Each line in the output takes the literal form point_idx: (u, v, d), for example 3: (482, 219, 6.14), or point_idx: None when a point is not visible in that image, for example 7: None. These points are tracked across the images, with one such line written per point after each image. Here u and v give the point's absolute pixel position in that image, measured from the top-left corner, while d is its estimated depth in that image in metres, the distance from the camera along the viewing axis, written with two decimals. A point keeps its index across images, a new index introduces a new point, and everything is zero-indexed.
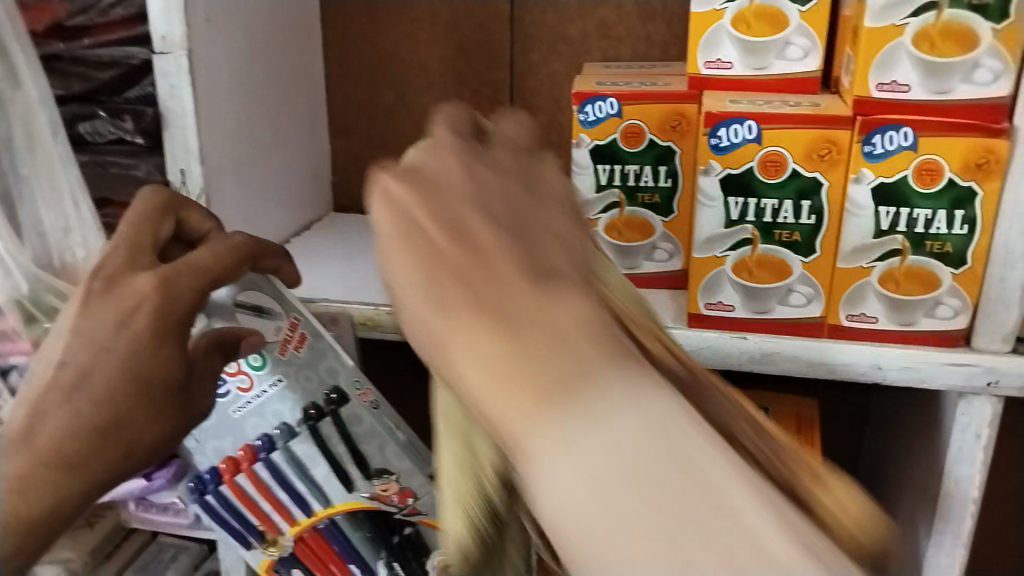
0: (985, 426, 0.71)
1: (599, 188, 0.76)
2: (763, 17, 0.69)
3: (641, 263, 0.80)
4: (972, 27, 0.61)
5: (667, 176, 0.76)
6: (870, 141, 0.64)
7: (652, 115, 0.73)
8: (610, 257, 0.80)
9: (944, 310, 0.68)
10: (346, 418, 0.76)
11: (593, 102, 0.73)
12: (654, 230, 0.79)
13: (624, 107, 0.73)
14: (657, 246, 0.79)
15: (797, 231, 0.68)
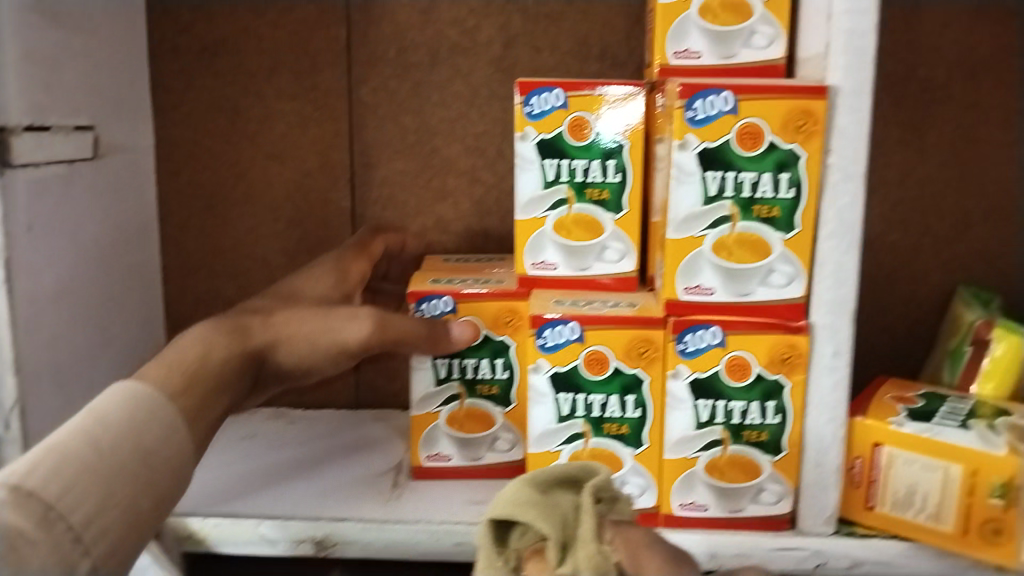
0: None
1: (438, 381, 0.76)
2: (579, 223, 0.74)
3: (483, 454, 0.78)
4: (763, 237, 0.66)
5: (505, 368, 0.76)
6: (683, 340, 0.68)
7: (485, 310, 0.75)
8: (452, 449, 0.78)
9: (768, 495, 0.71)
10: None
11: (427, 301, 0.75)
12: (494, 420, 0.77)
13: (459, 303, 0.75)
14: (499, 437, 0.78)
15: (625, 424, 0.71)
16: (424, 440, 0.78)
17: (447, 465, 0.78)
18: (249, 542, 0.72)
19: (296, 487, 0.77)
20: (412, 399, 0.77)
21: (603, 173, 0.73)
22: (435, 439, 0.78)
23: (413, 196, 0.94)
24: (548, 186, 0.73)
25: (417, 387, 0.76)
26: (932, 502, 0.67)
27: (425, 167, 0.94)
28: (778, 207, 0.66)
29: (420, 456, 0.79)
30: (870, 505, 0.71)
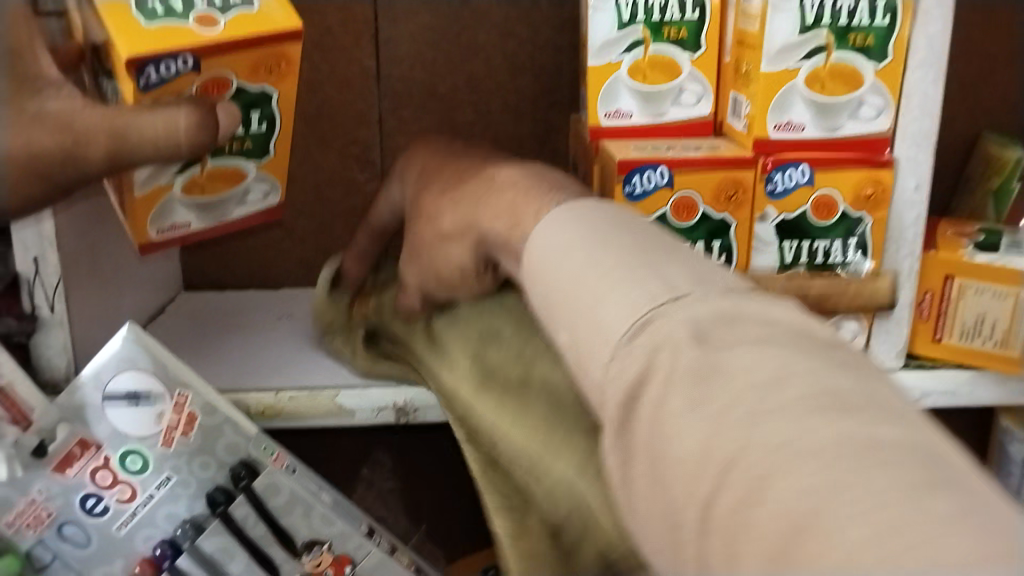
0: None
1: (153, 19, 0.57)
2: (655, 65, 0.71)
3: (232, 213, 0.68)
4: (857, 68, 0.65)
5: (263, 120, 0.65)
6: (772, 180, 0.67)
7: (242, 64, 0.60)
8: (190, 216, 0.67)
9: (843, 333, 0.72)
10: (263, 489, 0.68)
11: (155, 62, 0.56)
12: (246, 176, 0.67)
13: (204, 62, 0.58)
14: (250, 190, 0.68)
15: (247, 139, 0.65)
16: (155, 215, 0.65)
17: (187, 234, 0.67)
18: (325, 413, 0.70)
19: None
20: (135, 182, 0.62)
21: (681, 10, 0.70)
22: (170, 210, 0.65)
23: (441, 53, 0.89)
24: (623, 28, 0.70)
25: (139, 171, 0.61)
26: (1001, 330, 0.70)
27: (454, 20, 0.88)
28: (874, 36, 0.64)
29: (148, 234, 0.65)
30: (937, 338, 0.73)
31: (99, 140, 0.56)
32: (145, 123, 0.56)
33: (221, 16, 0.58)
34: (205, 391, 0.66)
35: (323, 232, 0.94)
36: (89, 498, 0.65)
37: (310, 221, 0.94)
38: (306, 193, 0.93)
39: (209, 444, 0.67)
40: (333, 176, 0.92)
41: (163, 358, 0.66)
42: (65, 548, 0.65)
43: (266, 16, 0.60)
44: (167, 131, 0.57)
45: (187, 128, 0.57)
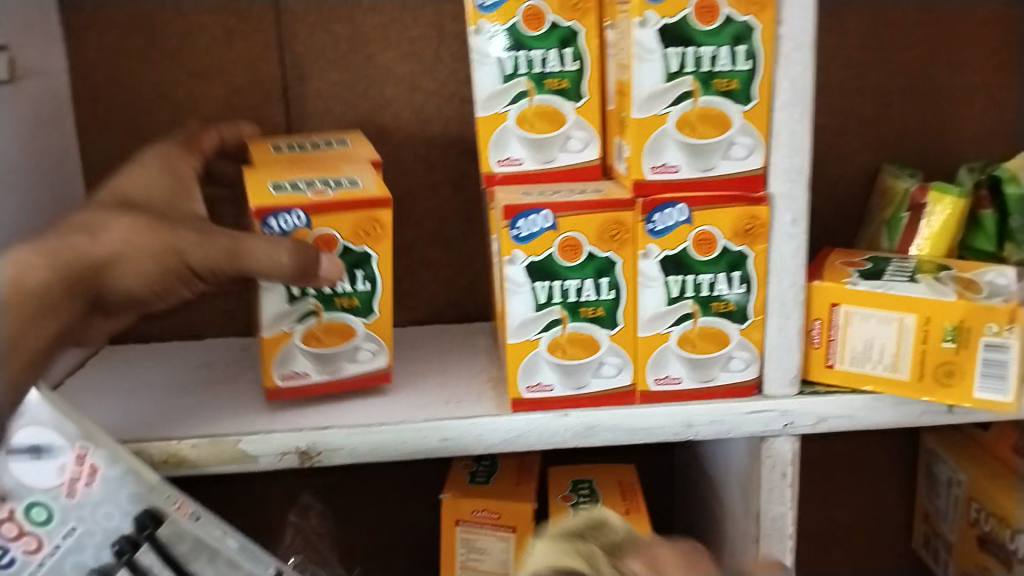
0: (789, 464, 0.76)
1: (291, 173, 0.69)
2: (540, 115, 0.75)
3: (345, 367, 0.75)
4: (724, 111, 0.68)
5: (365, 279, 0.72)
6: (652, 219, 0.69)
7: (343, 223, 0.70)
8: (309, 366, 0.74)
9: (737, 362, 0.73)
10: (166, 538, 0.69)
11: (275, 217, 0.67)
12: (356, 330, 0.74)
13: (313, 217, 0.68)
14: (361, 347, 0.75)
15: (354, 297, 0.73)
16: (278, 361, 0.73)
17: (305, 384, 0.75)
18: (231, 460, 0.71)
19: (271, 406, 0.76)
20: (262, 323, 0.72)
21: (562, 62, 0.74)
22: (290, 357, 0.73)
23: (349, 108, 0.92)
24: (508, 80, 0.74)
25: (264, 310, 0.71)
26: (889, 354, 0.71)
27: (361, 76, 0.91)
28: (737, 79, 0.67)
29: (272, 379, 0.74)
30: (830, 364, 0.73)
31: (219, 258, 0.67)
32: (257, 249, 0.66)
33: (332, 189, 0.70)
34: (105, 442, 0.68)
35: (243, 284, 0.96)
36: None
37: None
38: None
39: (111, 496, 0.68)
40: None
41: (68, 411, 0.67)
42: None
43: (364, 192, 0.70)
44: (272, 262, 0.66)
45: (288, 260, 0.66)
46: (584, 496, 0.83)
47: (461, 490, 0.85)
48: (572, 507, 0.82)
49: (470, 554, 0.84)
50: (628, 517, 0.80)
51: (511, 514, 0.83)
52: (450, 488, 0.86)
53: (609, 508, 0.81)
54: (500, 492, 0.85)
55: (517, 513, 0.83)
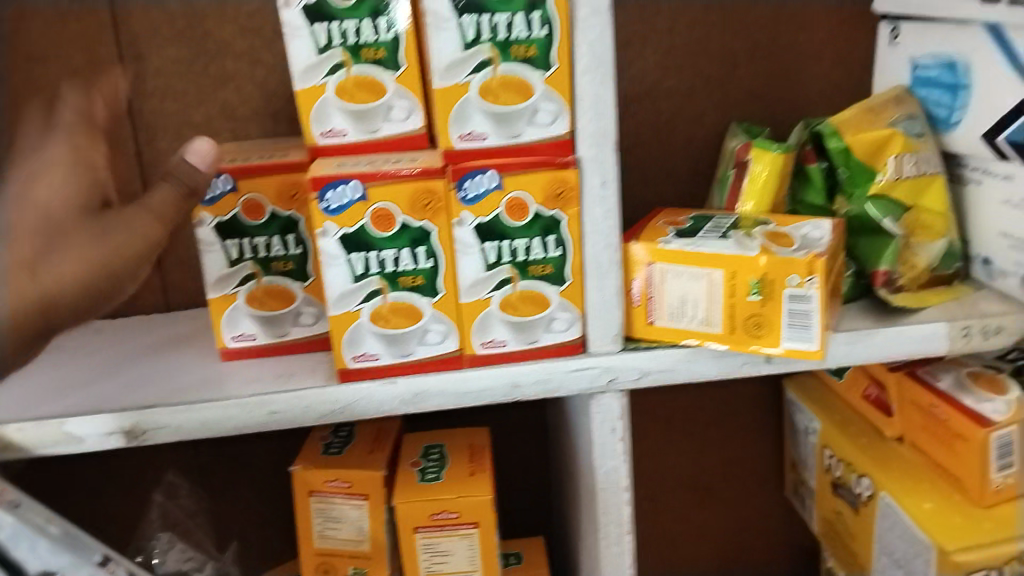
0: (619, 419, 0.78)
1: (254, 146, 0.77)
2: (359, 85, 0.75)
3: (289, 330, 0.81)
4: (526, 79, 0.69)
5: (297, 243, 0.78)
6: (463, 186, 0.70)
7: (267, 187, 0.76)
8: (256, 329, 0.80)
9: (559, 324, 0.75)
10: None
11: (204, 181, 0.76)
12: (295, 295, 0.80)
13: (239, 181, 0.76)
14: (302, 311, 0.80)
15: (289, 261, 0.79)
16: (225, 322, 0.80)
17: (253, 345, 0.81)
18: (55, 444, 0.72)
19: (101, 386, 0.77)
20: (207, 283, 0.78)
21: (377, 31, 0.74)
22: (237, 320, 0.80)
23: (190, 85, 0.92)
24: (323, 52, 0.74)
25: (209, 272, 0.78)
26: (703, 309, 0.73)
27: (200, 51, 0.91)
28: (535, 46, 0.68)
29: (226, 340, 0.80)
30: (651, 321, 0.75)
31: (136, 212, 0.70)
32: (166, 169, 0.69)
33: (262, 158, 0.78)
34: None
35: None
36: None
37: None
38: None
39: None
40: None
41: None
42: None
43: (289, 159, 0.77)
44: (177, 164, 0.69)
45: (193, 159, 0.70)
46: (432, 461, 0.84)
47: (312, 461, 0.85)
48: (418, 472, 0.83)
49: (326, 523, 0.85)
50: (472, 478, 0.81)
51: (362, 483, 0.84)
52: (303, 460, 0.86)
53: (453, 471, 0.82)
54: (353, 460, 0.85)
55: (369, 482, 0.83)
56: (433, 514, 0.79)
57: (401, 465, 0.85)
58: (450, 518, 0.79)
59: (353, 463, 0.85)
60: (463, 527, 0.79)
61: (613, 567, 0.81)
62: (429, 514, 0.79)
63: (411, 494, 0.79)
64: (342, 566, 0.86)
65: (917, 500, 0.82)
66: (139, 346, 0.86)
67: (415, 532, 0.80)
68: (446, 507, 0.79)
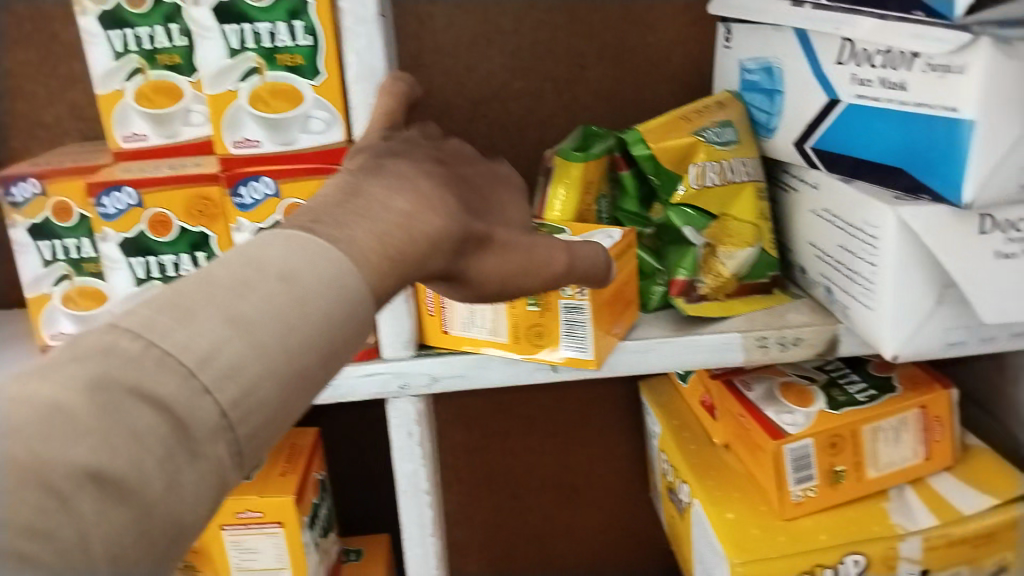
0: (415, 423, 0.79)
1: (112, 61, 0.75)
2: (157, 90, 0.76)
3: None
4: (294, 86, 0.69)
5: None
6: (239, 193, 0.71)
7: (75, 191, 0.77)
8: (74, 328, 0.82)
9: None
10: None
11: (12, 185, 0.77)
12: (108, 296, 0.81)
13: (48, 185, 0.77)
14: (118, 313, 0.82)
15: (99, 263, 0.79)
16: (44, 321, 0.81)
17: None
18: None
19: None
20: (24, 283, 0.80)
21: (168, 37, 0.75)
22: (54, 319, 0.81)
23: (39, 85, 0.94)
24: (119, 58, 0.75)
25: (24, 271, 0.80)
26: (489, 320, 0.74)
27: (47, 53, 0.93)
28: (300, 55, 0.69)
29: (44, 338, 0.82)
30: (445, 330, 0.76)
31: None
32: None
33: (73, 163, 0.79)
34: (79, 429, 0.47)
35: None
36: None
37: None
38: None
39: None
40: None
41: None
42: None
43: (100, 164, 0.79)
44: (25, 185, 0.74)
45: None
46: (250, 461, 0.86)
47: None
48: None
49: None
50: (280, 478, 0.83)
51: None
52: None
53: (268, 471, 0.84)
54: None
55: None
56: (239, 512, 0.81)
57: None
58: (256, 516, 0.81)
59: None
60: (268, 526, 0.81)
61: (418, 566, 0.83)
62: (235, 512, 0.81)
63: (219, 494, 0.81)
64: None
65: (721, 510, 0.83)
66: None
67: (223, 530, 0.82)
68: (252, 507, 0.80)
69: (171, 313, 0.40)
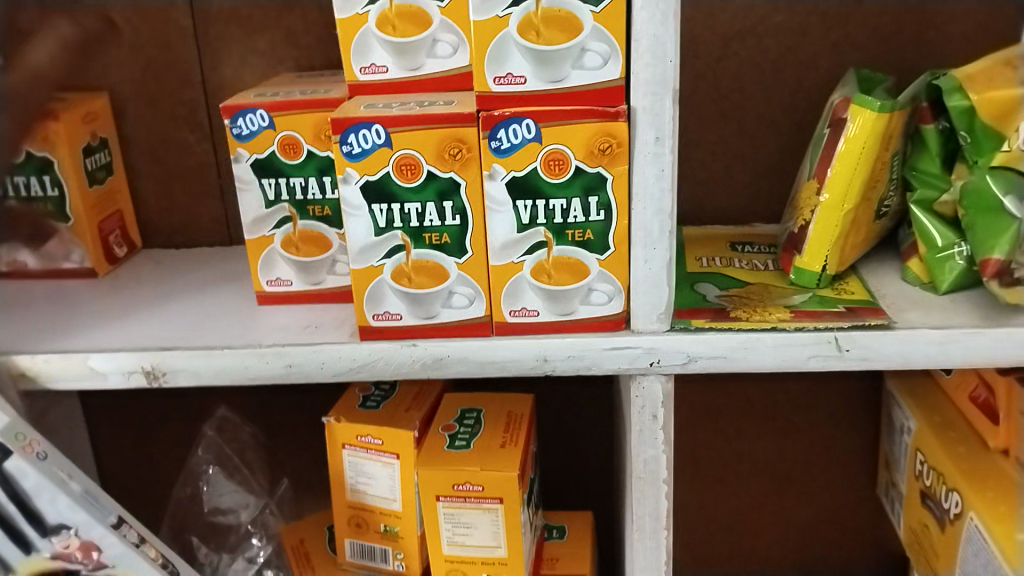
0: (661, 406, 0.70)
1: None
2: (403, 15, 0.65)
3: (325, 279, 0.77)
4: (572, 13, 0.60)
5: (335, 188, 0.74)
6: (496, 137, 0.62)
7: (306, 125, 0.71)
8: (292, 274, 0.77)
9: (598, 296, 0.67)
10: (12, 471, 0.70)
11: (241, 116, 0.70)
12: (332, 243, 0.76)
13: (277, 118, 0.70)
14: (338, 259, 0.76)
15: (326, 205, 0.74)
16: (263, 263, 0.76)
17: (289, 291, 0.77)
18: (81, 376, 0.72)
19: (142, 322, 0.77)
20: (243, 223, 0.75)
21: None
22: (273, 263, 0.76)
23: (255, 8, 0.87)
24: None
25: (245, 213, 0.74)
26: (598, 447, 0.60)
27: None
28: None
29: (261, 283, 0.77)
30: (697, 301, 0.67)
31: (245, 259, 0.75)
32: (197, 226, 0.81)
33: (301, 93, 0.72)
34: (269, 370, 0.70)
35: (162, 193, 0.94)
36: None
37: (149, 183, 0.94)
38: (141, 154, 0.93)
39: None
40: (164, 136, 0.92)
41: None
42: None
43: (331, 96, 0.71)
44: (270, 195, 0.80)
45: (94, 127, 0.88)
46: (465, 427, 0.80)
47: (347, 415, 0.83)
48: (449, 438, 0.79)
49: (357, 476, 0.85)
50: (501, 451, 0.77)
51: (393, 442, 0.81)
52: (337, 411, 0.84)
53: (485, 438, 0.79)
54: (387, 418, 0.83)
55: (400, 441, 0.81)
56: (456, 484, 0.75)
57: (431, 430, 0.82)
58: (475, 490, 0.75)
59: (386, 419, 0.83)
60: (487, 502, 0.75)
61: (643, 560, 0.76)
62: (453, 484, 0.75)
63: (434, 461, 0.76)
64: (375, 522, 0.86)
65: (1008, 530, 0.72)
66: (192, 280, 0.86)
67: (436, 501, 0.76)
68: (471, 480, 0.75)
69: (196, 315, 0.78)
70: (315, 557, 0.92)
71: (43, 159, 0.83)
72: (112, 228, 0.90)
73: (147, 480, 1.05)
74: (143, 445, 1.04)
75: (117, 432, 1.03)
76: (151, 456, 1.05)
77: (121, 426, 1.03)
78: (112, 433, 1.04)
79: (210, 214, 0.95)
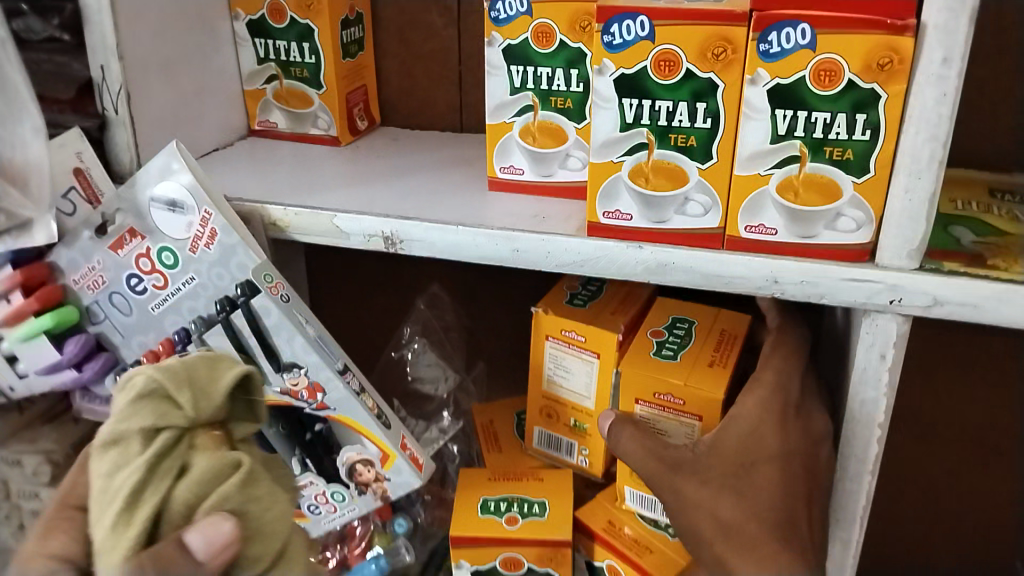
0: (891, 347, 0.67)
1: None
2: None
3: (556, 172, 0.78)
4: None
5: (580, 80, 0.75)
6: (767, 39, 0.59)
7: (562, 15, 0.72)
8: (525, 163, 0.79)
9: (846, 223, 0.64)
10: (258, 309, 0.78)
11: (501, 0, 0.72)
12: (567, 137, 0.77)
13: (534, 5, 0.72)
14: (571, 154, 0.78)
15: (569, 98, 0.75)
16: (498, 151, 0.79)
17: (520, 179, 0.80)
18: (327, 234, 0.77)
19: (381, 191, 0.82)
20: (487, 109, 0.77)
21: None
22: (509, 150, 0.79)
23: None
24: None
25: (489, 98, 0.77)
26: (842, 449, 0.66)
27: None
28: None
29: (496, 169, 0.80)
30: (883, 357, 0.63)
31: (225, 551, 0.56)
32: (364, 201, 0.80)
33: None
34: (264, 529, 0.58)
35: (405, 74, 0.98)
36: (133, 278, 0.80)
37: (395, 63, 0.98)
38: (390, 34, 0.97)
39: (225, 259, 0.77)
40: (414, 19, 0.95)
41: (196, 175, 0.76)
42: (114, 312, 0.82)
43: None
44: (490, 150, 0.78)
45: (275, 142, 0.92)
46: (675, 337, 0.81)
47: (555, 307, 0.85)
48: (656, 344, 0.80)
49: (555, 367, 0.86)
50: (708, 369, 0.77)
51: (595, 341, 0.81)
52: (545, 303, 0.86)
53: (692, 353, 0.79)
54: (592, 316, 0.83)
55: (603, 340, 0.81)
56: (657, 392, 0.76)
57: (638, 333, 0.82)
58: (675, 402, 0.76)
59: (594, 318, 0.83)
60: (686, 416, 0.76)
61: (840, 503, 0.74)
62: (653, 392, 0.76)
63: (641, 366, 0.77)
64: (565, 416, 0.88)
65: None
66: (426, 160, 0.90)
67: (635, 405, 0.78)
68: (674, 391, 0.75)
69: (424, 194, 0.81)
70: (502, 439, 0.96)
71: (305, 27, 0.88)
72: (358, 100, 0.95)
73: (356, 342, 1.14)
74: (354, 309, 1.13)
75: (334, 293, 1.12)
76: (362, 321, 1.13)
77: (340, 289, 1.12)
78: (331, 294, 1.12)
79: (446, 99, 0.98)
